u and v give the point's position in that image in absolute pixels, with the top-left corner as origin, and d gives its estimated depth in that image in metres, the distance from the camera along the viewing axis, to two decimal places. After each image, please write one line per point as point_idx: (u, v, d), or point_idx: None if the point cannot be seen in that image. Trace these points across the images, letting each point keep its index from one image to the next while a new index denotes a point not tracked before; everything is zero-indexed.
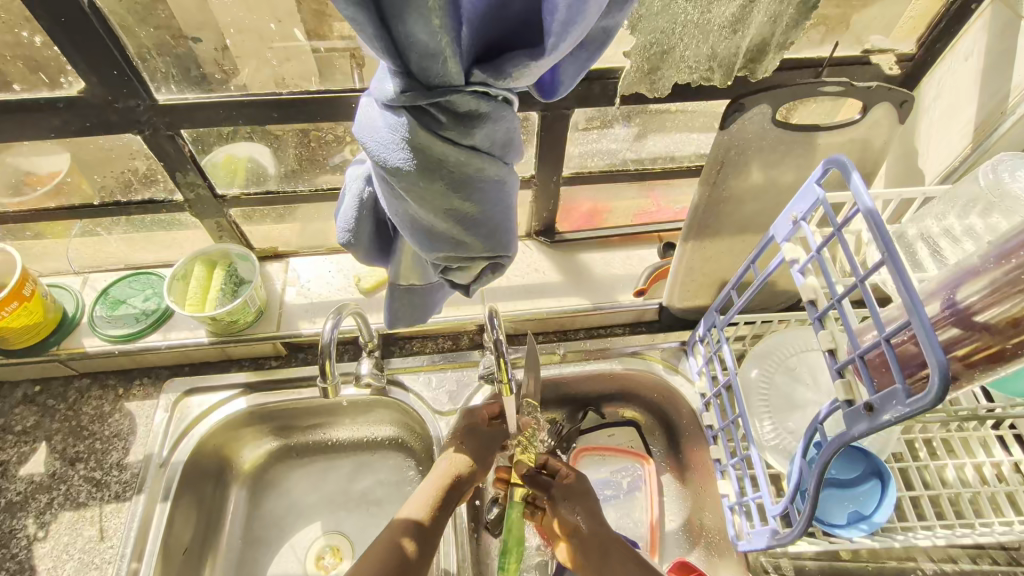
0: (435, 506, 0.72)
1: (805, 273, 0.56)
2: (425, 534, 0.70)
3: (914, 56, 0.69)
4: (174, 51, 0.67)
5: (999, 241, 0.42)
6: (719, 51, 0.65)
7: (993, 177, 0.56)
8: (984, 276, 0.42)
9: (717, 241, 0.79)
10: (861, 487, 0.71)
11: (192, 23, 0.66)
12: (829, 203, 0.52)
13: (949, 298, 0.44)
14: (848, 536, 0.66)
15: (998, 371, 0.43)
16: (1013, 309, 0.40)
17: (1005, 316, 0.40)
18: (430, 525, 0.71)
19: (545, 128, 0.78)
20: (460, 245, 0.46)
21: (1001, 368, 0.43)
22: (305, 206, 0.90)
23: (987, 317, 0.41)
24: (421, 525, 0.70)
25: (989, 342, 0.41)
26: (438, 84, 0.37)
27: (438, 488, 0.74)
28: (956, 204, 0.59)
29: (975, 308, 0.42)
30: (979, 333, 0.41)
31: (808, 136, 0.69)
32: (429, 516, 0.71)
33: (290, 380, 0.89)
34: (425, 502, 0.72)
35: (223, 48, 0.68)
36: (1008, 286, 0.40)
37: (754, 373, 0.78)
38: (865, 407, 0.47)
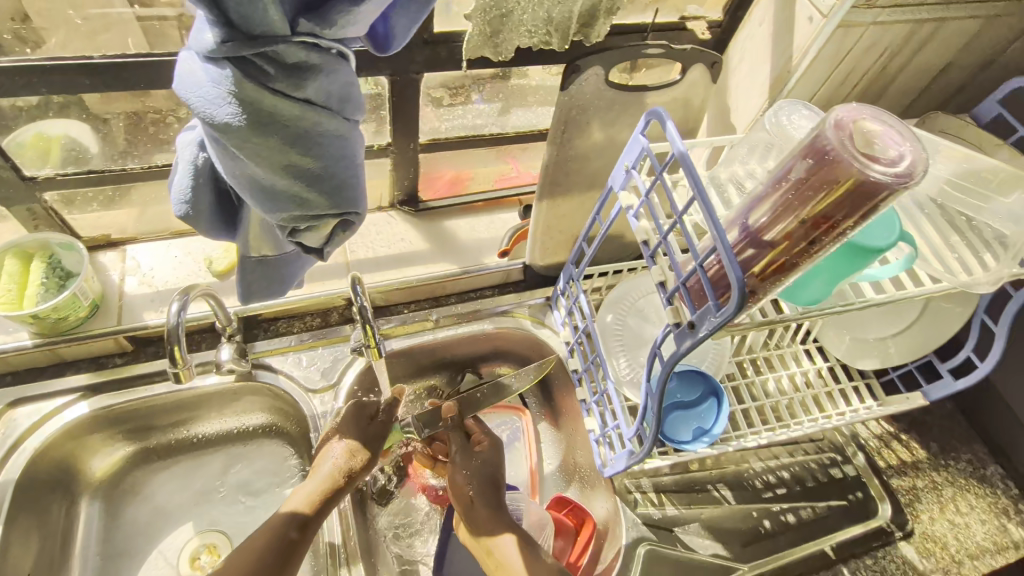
0: (320, 499, 0.71)
1: (639, 217, 0.62)
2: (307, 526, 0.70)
3: (721, 23, 0.80)
4: None
5: (777, 166, 0.47)
6: (554, 16, 0.68)
7: (776, 123, 0.62)
8: (766, 200, 0.47)
9: (569, 198, 0.85)
10: (701, 407, 0.81)
11: None
12: (652, 150, 0.58)
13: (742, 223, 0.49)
14: (694, 449, 0.76)
15: (786, 282, 0.49)
16: (785, 230, 0.46)
17: (783, 235, 0.46)
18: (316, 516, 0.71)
19: (396, 94, 0.77)
20: (304, 203, 0.45)
21: (788, 279, 0.48)
22: (138, 187, 0.82)
23: (772, 237, 0.46)
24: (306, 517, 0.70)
25: (774, 258, 0.46)
26: (261, 34, 0.36)
27: (325, 485, 0.72)
28: (756, 149, 0.64)
29: (763, 229, 0.47)
30: (768, 250, 0.47)
31: (638, 96, 0.75)
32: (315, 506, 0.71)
33: (140, 377, 0.82)
34: (312, 496, 0.71)
35: None
36: (786, 208, 0.45)
37: (609, 317, 0.86)
38: (688, 326, 0.54)
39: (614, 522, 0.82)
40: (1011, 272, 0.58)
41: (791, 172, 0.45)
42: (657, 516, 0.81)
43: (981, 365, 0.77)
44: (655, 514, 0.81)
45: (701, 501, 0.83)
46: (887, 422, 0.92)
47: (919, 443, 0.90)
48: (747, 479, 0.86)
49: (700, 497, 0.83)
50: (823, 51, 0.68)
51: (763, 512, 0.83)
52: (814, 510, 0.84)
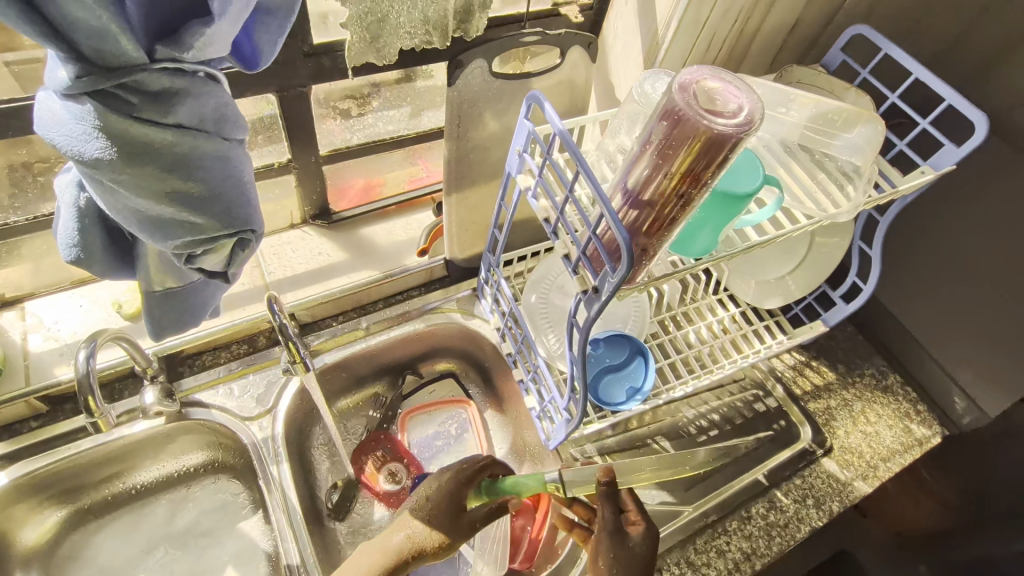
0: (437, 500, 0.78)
1: (537, 197, 0.65)
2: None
3: (592, 6, 0.83)
4: None
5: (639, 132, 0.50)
6: (430, 15, 0.70)
7: (642, 94, 0.66)
8: (636, 165, 0.51)
9: (477, 190, 0.87)
10: (630, 368, 0.86)
11: None
12: (537, 133, 0.61)
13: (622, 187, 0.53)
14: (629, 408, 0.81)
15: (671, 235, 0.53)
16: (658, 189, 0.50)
17: (658, 192, 0.50)
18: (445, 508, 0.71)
19: (288, 109, 0.77)
20: (193, 227, 0.45)
21: (672, 232, 0.52)
22: (26, 240, 0.78)
23: (650, 196, 0.50)
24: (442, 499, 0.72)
25: (654, 215, 0.51)
26: (120, 65, 0.37)
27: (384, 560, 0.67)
28: (633, 119, 0.67)
29: (639, 192, 0.51)
30: (646, 210, 0.51)
31: (524, 83, 0.78)
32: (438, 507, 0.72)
33: (62, 436, 0.78)
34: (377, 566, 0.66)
35: None
36: (653, 169, 0.49)
37: (533, 298, 0.89)
38: (594, 291, 0.57)
39: (566, 493, 0.86)
40: (867, 199, 0.64)
41: (650, 136, 0.49)
42: None
43: (865, 287, 0.85)
44: None
45: (644, 455, 0.89)
46: (799, 352, 1.00)
47: (828, 366, 0.99)
48: (682, 428, 0.92)
49: (642, 452, 0.89)
50: (683, 22, 0.73)
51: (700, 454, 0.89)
52: (746, 445, 0.90)
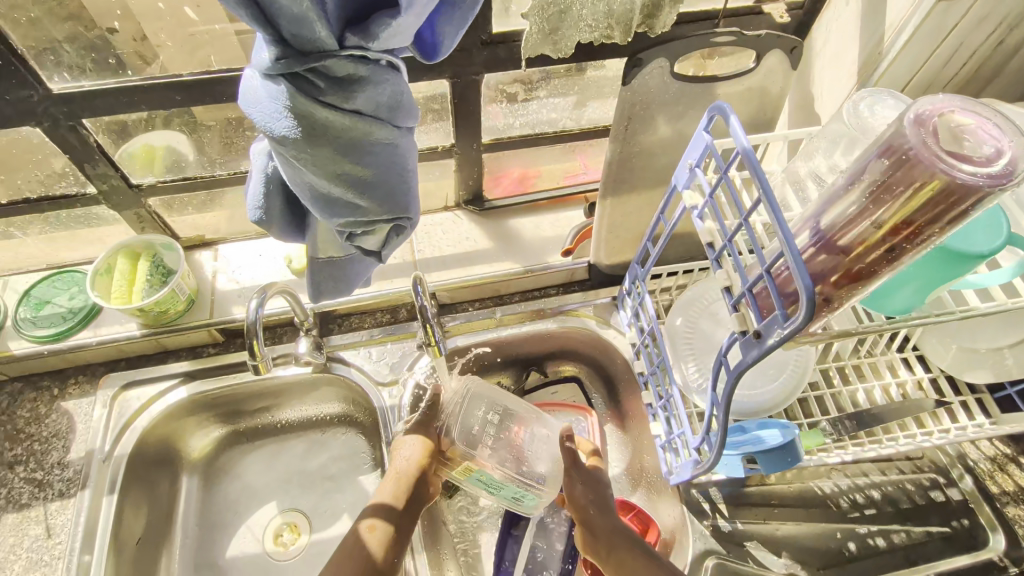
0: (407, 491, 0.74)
1: (703, 218, 0.59)
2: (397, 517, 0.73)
3: (802, 4, 0.73)
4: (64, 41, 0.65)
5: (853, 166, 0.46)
6: (615, 8, 0.65)
7: (855, 112, 0.57)
8: (842, 201, 0.45)
9: (634, 197, 0.82)
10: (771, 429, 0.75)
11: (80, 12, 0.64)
12: (716, 147, 0.54)
13: (813, 227, 0.47)
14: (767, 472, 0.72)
15: (864, 290, 0.46)
16: (860, 238, 0.44)
17: (860, 241, 0.44)
18: (404, 510, 0.74)
19: (458, 95, 0.78)
20: (358, 210, 0.47)
21: (866, 287, 0.46)
22: (226, 191, 0.88)
23: (845, 242, 0.45)
24: (396, 511, 0.73)
25: (846, 266, 0.45)
26: (311, 50, 0.38)
27: (406, 482, 0.74)
28: (830, 143, 0.60)
29: (835, 233, 0.45)
30: (839, 256, 0.45)
31: (707, 88, 0.71)
32: (400, 500, 0.74)
33: (230, 366, 0.89)
34: (400, 491, 0.74)
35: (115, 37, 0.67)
36: (863, 208, 0.44)
37: (679, 321, 0.84)
38: (754, 336, 0.51)
39: (681, 532, 0.79)
40: None
41: (868, 169, 0.44)
42: (728, 529, 0.77)
43: None
44: (725, 527, 0.77)
45: (778, 516, 0.79)
46: (1002, 442, 0.81)
47: None
48: (830, 498, 0.80)
49: (776, 513, 0.79)
50: (921, 28, 0.61)
51: (848, 533, 0.78)
52: (909, 535, 0.77)
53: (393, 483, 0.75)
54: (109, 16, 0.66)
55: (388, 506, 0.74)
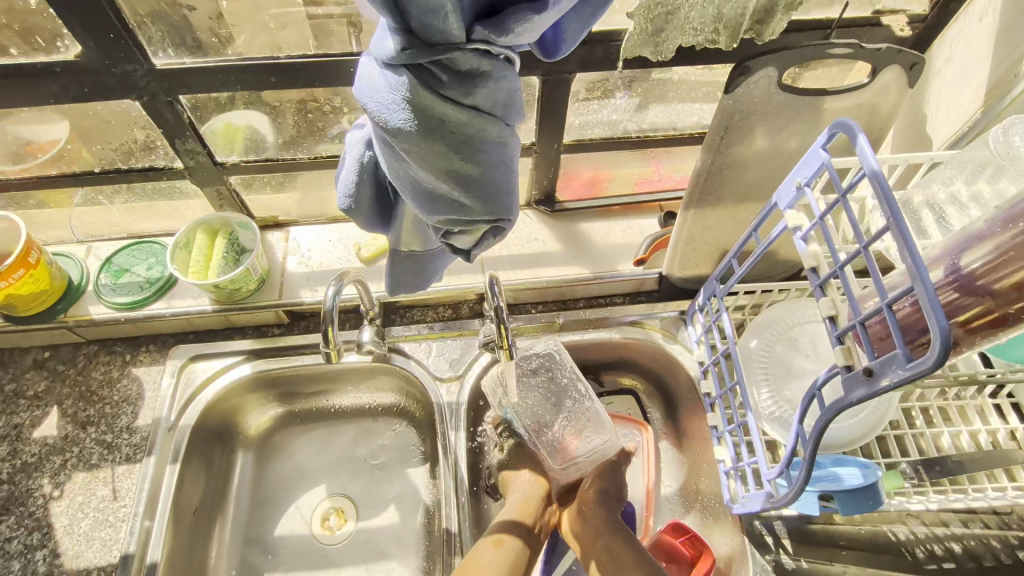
0: (536, 513, 0.81)
1: (808, 240, 0.56)
2: (529, 538, 0.79)
3: (925, 17, 0.69)
4: (168, 17, 0.66)
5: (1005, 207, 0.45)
6: (724, 12, 0.62)
7: (1004, 141, 0.57)
8: (990, 242, 0.44)
9: (718, 210, 0.79)
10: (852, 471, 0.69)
11: None
12: (835, 167, 0.51)
13: (953, 264, 0.47)
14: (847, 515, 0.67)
15: (999, 336, 0.46)
16: (1011, 280, 0.43)
17: (1007, 281, 0.43)
18: (529, 534, 0.79)
19: (546, 93, 0.76)
20: (461, 208, 0.45)
21: (1002, 333, 0.45)
22: (303, 175, 0.89)
23: (990, 283, 0.44)
24: (530, 533, 0.79)
25: (989, 308, 0.44)
26: (439, 42, 0.36)
27: (528, 502, 0.81)
28: (965, 169, 0.60)
29: (978, 273, 0.44)
30: (983, 297, 0.44)
31: (814, 101, 0.67)
32: (531, 520, 0.80)
33: (292, 348, 0.90)
34: (520, 514, 0.80)
35: (217, 16, 0.68)
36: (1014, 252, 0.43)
37: (754, 343, 0.80)
38: (864, 373, 0.47)
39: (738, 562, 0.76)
40: None
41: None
42: (791, 566, 0.74)
43: None
44: (788, 564, 0.74)
45: (846, 558, 0.74)
46: None
47: None
48: (905, 546, 0.75)
49: (843, 555, 0.74)
50: None
51: None
52: None
53: (521, 508, 0.80)
54: None
55: (523, 526, 0.79)
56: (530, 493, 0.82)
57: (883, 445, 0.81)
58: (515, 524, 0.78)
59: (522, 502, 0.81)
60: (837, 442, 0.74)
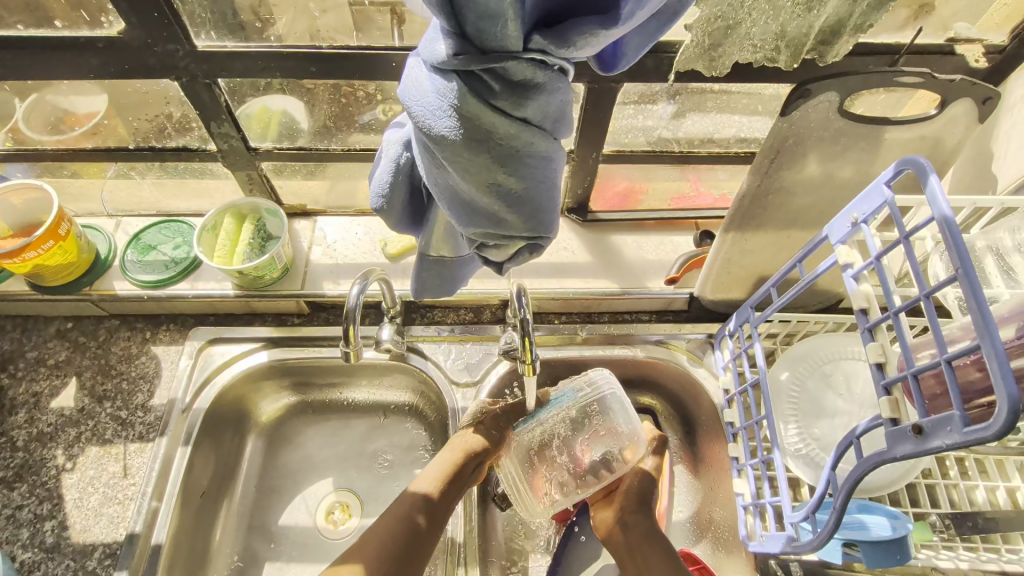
0: (447, 480, 0.74)
1: (859, 279, 0.53)
2: (434, 506, 0.73)
3: (1003, 48, 0.66)
4: None
5: None
6: (788, 30, 0.59)
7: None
8: None
9: (758, 235, 0.76)
10: (875, 518, 0.66)
11: None
12: (898, 205, 0.48)
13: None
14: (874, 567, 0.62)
15: None
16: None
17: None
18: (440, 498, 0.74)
19: (591, 101, 0.74)
20: (499, 222, 0.44)
21: None
22: (335, 165, 0.88)
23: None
24: (431, 500, 0.73)
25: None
26: (493, 49, 0.34)
27: (448, 463, 0.75)
28: None
29: None
30: None
31: (875, 130, 0.64)
32: (438, 491, 0.74)
33: (311, 339, 0.89)
34: (437, 479, 0.74)
35: None
36: None
37: (784, 375, 0.77)
38: (912, 430, 0.44)
39: None
40: None
41: None
42: None
43: None
44: None
45: None
46: None
47: None
48: None
49: None
50: None
51: None
52: None
53: (436, 472, 0.75)
54: None
55: (426, 494, 0.74)
56: (456, 449, 0.76)
57: (911, 493, 0.77)
58: (418, 492, 0.74)
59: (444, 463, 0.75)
60: (872, 488, 0.69)
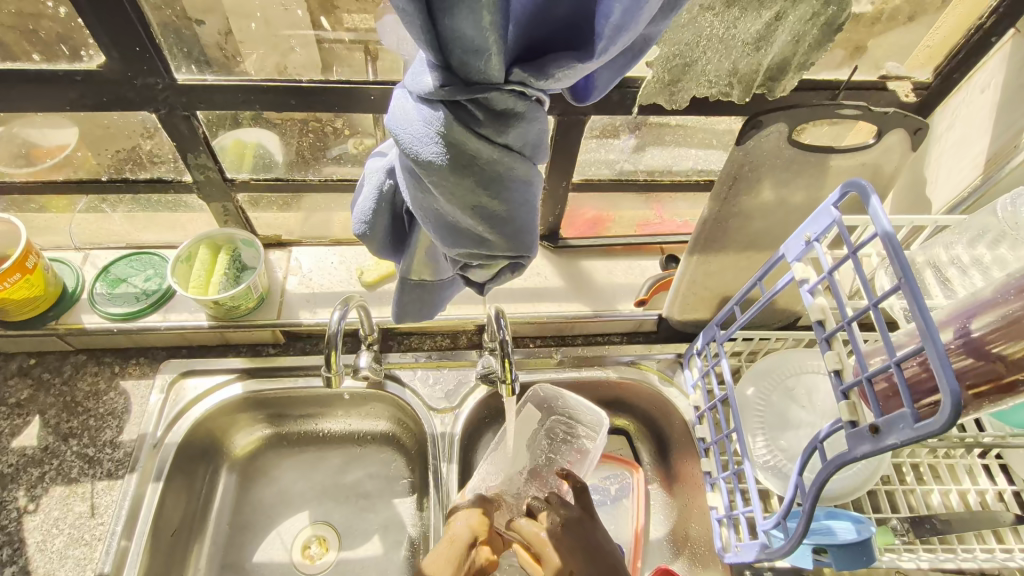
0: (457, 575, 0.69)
1: (814, 293, 0.57)
2: None
3: (929, 85, 0.73)
4: (182, 31, 0.66)
5: (1015, 277, 0.47)
6: (740, 67, 0.64)
7: (1009, 209, 0.60)
8: (1002, 308, 0.47)
9: (720, 257, 0.81)
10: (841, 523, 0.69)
11: (200, 6, 0.65)
12: (845, 223, 0.53)
13: (962, 327, 0.49)
14: (839, 569, 0.66)
15: (1005, 401, 0.48)
16: (1020, 349, 0.45)
17: (1018, 348, 0.45)
18: None
19: (560, 133, 0.78)
20: (482, 242, 0.46)
21: (1008, 399, 0.47)
22: (310, 196, 0.89)
23: (1000, 348, 0.46)
24: None
25: (999, 372, 0.46)
26: (477, 81, 0.37)
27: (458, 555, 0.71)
28: (965, 234, 0.63)
29: (988, 340, 0.47)
30: (993, 363, 0.46)
31: (822, 158, 0.69)
32: None
33: (286, 369, 0.88)
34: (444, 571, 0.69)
35: (226, 33, 0.68)
36: (1021, 320, 0.45)
37: (750, 391, 0.80)
38: (869, 430, 0.48)
39: None
40: None
41: None
42: None
43: None
44: None
45: None
46: None
47: None
48: None
49: None
50: None
51: None
52: None
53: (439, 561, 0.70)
54: (201, 9, 0.65)
55: None
56: (454, 536, 0.72)
57: (873, 500, 0.81)
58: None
59: (444, 551, 0.71)
60: (835, 495, 0.72)
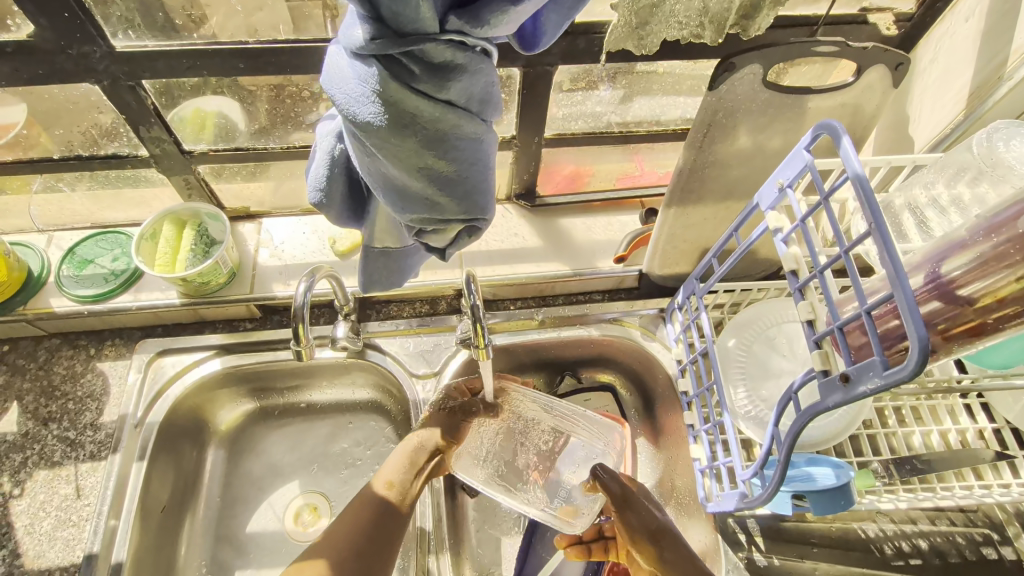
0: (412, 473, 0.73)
1: (788, 243, 0.55)
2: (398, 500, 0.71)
3: (912, 15, 0.70)
4: None
5: (991, 214, 0.46)
6: (711, 5, 0.60)
7: (986, 145, 0.58)
8: (973, 249, 0.45)
9: (699, 208, 0.78)
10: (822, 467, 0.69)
11: None
12: (818, 168, 0.50)
13: (933, 271, 0.48)
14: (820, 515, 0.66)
15: (976, 343, 0.47)
16: (990, 291, 0.44)
17: (989, 294, 0.44)
18: (405, 491, 0.72)
19: (528, 85, 0.74)
20: (435, 207, 0.44)
21: (980, 341, 0.47)
22: (276, 165, 0.86)
23: (969, 291, 0.45)
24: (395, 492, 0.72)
25: (969, 317, 0.46)
26: (410, 31, 0.34)
27: (411, 455, 0.74)
28: (945, 173, 0.61)
29: (959, 282, 0.46)
30: (962, 307, 0.46)
31: (799, 100, 0.66)
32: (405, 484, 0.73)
33: (264, 343, 0.87)
34: (397, 472, 0.73)
35: None
36: (995, 260, 0.44)
37: (731, 342, 0.79)
38: (841, 379, 0.47)
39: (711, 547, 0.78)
40: None
41: (1008, 222, 0.44)
42: (762, 564, 0.75)
43: None
44: (760, 562, 0.75)
45: (816, 555, 0.77)
46: None
47: None
48: (874, 543, 0.77)
49: (814, 552, 0.77)
50: None
51: None
52: None
53: (400, 464, 0.74)
54: None
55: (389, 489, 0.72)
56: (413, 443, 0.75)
57: (856, 444, 0.82)
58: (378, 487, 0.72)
59: (406, 454, 0.75)
60: (816, 442, 0.73)
